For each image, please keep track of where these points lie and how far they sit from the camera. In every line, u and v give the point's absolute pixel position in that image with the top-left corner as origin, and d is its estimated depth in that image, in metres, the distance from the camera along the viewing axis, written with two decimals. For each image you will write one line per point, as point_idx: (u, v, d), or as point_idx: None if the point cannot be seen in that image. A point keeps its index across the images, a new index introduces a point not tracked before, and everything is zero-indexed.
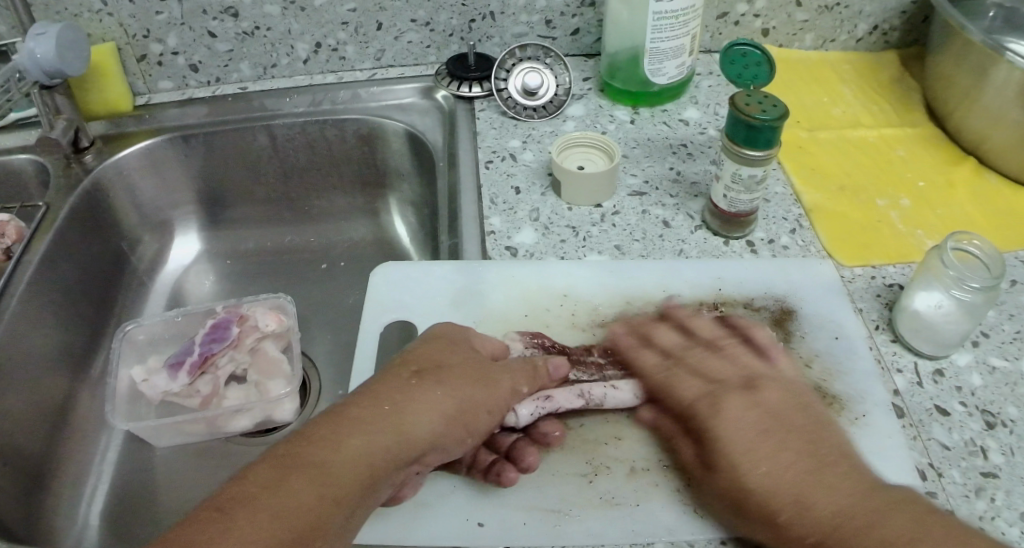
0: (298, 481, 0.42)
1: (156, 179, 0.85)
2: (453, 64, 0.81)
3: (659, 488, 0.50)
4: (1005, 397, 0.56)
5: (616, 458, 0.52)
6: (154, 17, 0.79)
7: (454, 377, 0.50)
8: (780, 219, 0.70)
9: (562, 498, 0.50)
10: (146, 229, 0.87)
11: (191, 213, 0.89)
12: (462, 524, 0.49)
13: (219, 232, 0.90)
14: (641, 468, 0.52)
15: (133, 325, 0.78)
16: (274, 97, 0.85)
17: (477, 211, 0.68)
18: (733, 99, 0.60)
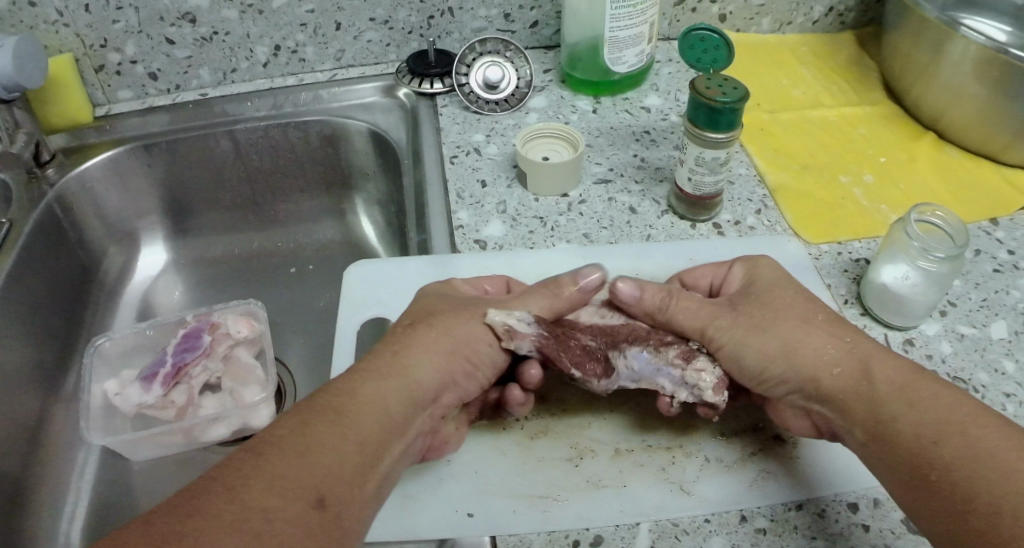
0: (305, 457, 0.41)
1: (121, 189, 0.84)
2: (413, 61, 0.81)
3: (643, 468, 0.51)
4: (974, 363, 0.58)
5: (599, 440, 0.52)
6: (111, 26, 0.79)
7: (435, 340, 0.50)
8: (745, 200, 0.70)
9: (548, 484, 0.50)
10: (112, 241, 0.85)
11: (157, 223, 0.88)
12: (451, 516, 0.49)
13: (186, 241, 0.89)
14: (625, 449, 0.52)
15: (104, 338, 0.77)
16: (235, 101, 0.84)
17: (445, 206, 0.68)
18: (693, 83, 0.61)
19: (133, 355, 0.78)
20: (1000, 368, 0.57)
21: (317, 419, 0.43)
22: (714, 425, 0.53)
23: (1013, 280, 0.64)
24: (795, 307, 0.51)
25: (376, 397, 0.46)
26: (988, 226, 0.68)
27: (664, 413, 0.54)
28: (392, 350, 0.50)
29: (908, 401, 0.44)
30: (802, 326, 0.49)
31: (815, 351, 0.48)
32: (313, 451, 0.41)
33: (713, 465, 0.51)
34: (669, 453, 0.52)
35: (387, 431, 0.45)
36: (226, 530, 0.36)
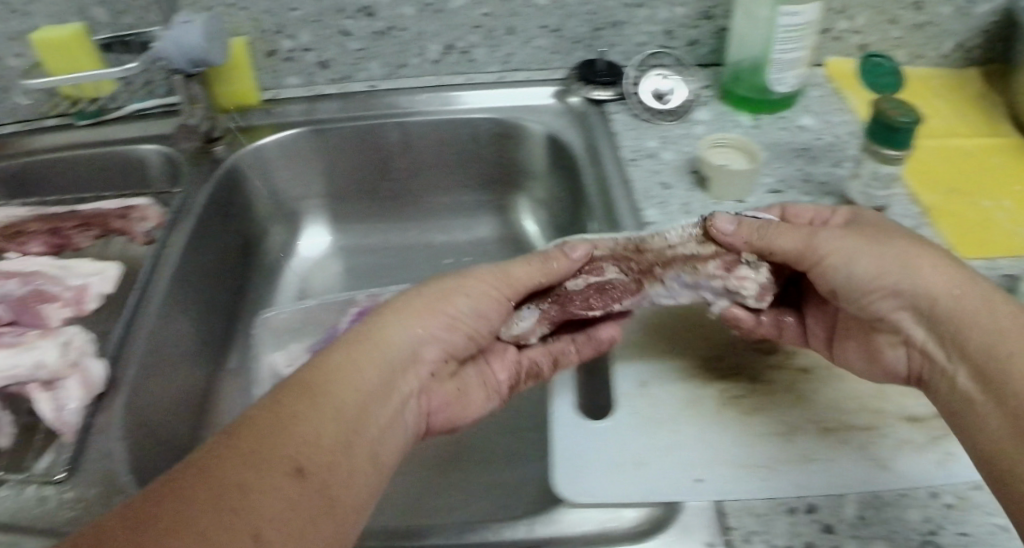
0: (245, 438, 0.42)
1: (290, 171, 0.87)
2: (584, 68, 0.84)
3: (848, 446, 0.55)
4: None
5: (802, 420, 0.57)
6: (289, 13, 0.82)
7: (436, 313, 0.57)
8: (901, 217, 0.76)
9: (762, 458, 0.54)
10: (278, 221, 0.89)
11: (319, 208, 0.91)
12: (679, 481, 0.53)
13: (343, 227, 0.92)
14: (829, 429, 0.56)
15: (274, 311, 0.81)
16: (405, 95, 0.87)
17: (634, 205, 0.73)
18: (875, 104, 0.67)
19: (301, 330, 0.80)
20: None
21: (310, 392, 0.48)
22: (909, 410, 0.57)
23: None
24: (898, 242, 0.53)
25: (366, 366, 0.51)
26: None
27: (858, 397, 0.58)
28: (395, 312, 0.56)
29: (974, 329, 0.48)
30: (900, 259, 0.52)
31: (936, 283, 0.51)
32: (318, 397, 0.47)
33: (913, 443, 0.54)
34: (869, 432, 0.55)
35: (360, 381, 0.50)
36: (264, 516, 0.39)
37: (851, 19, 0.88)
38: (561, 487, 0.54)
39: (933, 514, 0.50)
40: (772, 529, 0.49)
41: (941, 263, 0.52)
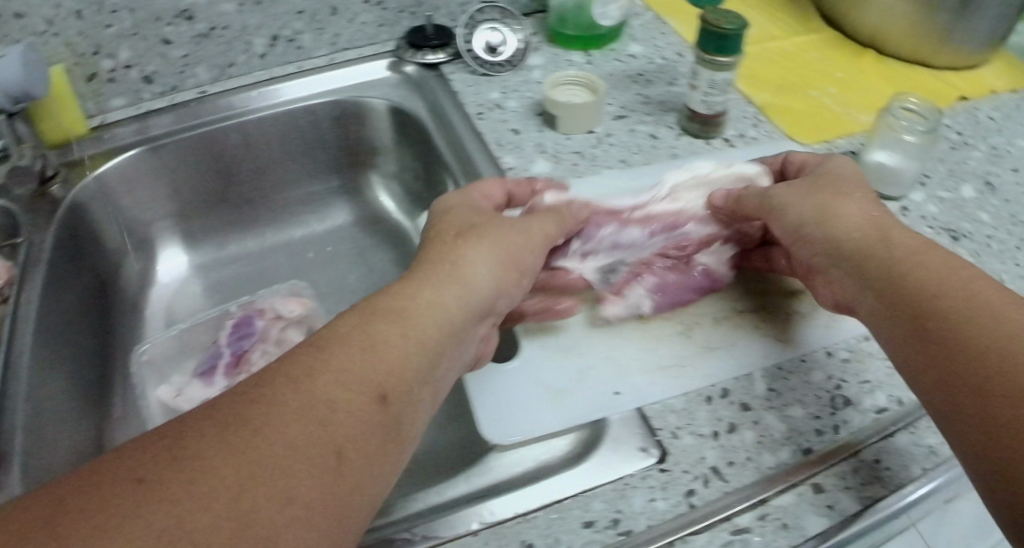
0: (320, 373, 0.42)
1: (291, 175, 0.92)
2: (412, 36, 0.87)
3: (742, 328, 0.59)
4: (959, 218, 0.69)
5: (698, 315, 0.60)
6: (104, 31, 0.80)
7: (496, 229, 0.55)
8: (663, 45, 0.89)
9: (675, 355, 0.57)
10: (332, 195, 0.95)
11: (332, 190, 0.95)
12: (598, 396, 0.55)
13: (353, 200, 0.95)
14: (723, 319, 0.59)
15: (145, 345, 0.83)
16: (239, 95, 0.88)
17: (489, 154, 0.73)
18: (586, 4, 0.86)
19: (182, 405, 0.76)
20: (977, 218, 0.69)
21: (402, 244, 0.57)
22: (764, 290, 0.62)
23: (965, 153, 0.77)
24: (853, 202, 0.56)
25: (512, 224, 0.56)
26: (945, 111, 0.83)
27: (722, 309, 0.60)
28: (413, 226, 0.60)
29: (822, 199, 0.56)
30: (879, 240, 0.52)
31: (889, 249, 0.51)
32: (486, 235, 0.54)
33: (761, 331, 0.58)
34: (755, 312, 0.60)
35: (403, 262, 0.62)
36: (219, 503, 0.35)
37: None
38: (489, 430, 0.54)
39: (815, 386, 0.55)
40: (695, 421, 0.53)
41: (862, 207, 0.55)
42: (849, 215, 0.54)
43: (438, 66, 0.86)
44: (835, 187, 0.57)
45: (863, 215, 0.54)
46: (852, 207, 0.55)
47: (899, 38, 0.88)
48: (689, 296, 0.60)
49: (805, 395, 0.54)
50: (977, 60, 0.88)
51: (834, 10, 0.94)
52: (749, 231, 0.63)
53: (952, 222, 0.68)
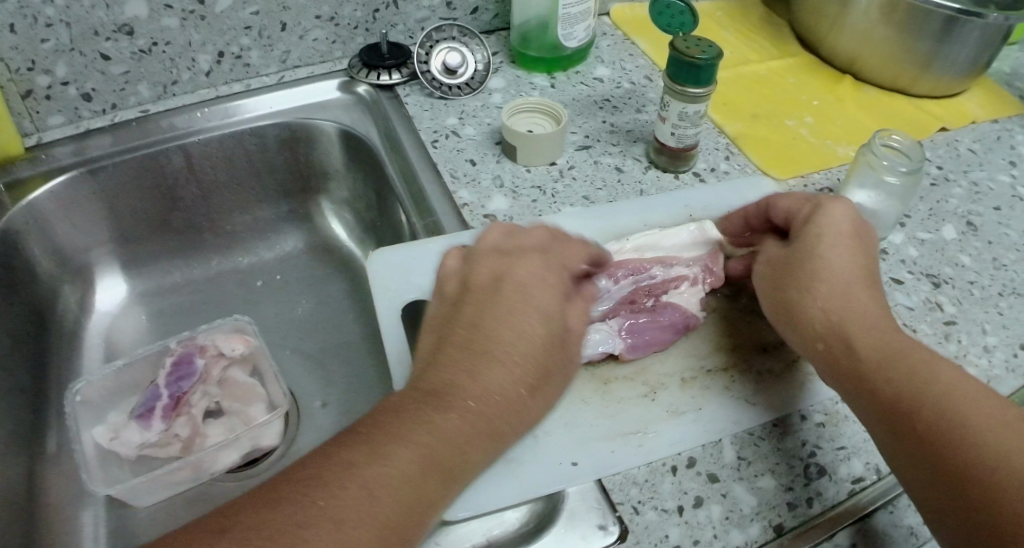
0: (399, 435, 0.42)
1: (243, 196, 0.87)
2: (366, 54, 0.84)
3: (710, 389, 0.54)
4: (939, 261, 0.66)
5: (665, 374, 0.55)
6: (39, 46, 0.71)
7: (537, 298, 0.49)
8: (632, 69, 0.87)
9: (637, 421, 0.52)
10: (288, 221, 0.90)
11: (280, 215, 0.89)
12: (560, 468, 0.50)
13: (305, 226, 0.90)
14: (690, 378, 0.55)
15: (80, 385, 0.71)
16: (182, 114, 0.81)
17: (443, 188, 0.69)
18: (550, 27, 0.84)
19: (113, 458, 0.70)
20: (959, 262, 0.66)
21: (471, 303, 0.49)
22: (756, 342, 0.58)
23: (947, 190, 0.73)
24: (842, 263, 0.53)
25: (572, 350, 0.50)
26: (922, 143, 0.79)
27: (692, 362, 0.56)
28: (493, 260, 0.52)
29: (800, 278, 0.53)
30: (844, 318, 0.51)
31: (865, 342, 0.49)
32: (527, 310, 0.48)
33: (733, 392, 0.54)
34: (727, 372, 0.56)
35: (487, 241, 0.54)
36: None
37: None
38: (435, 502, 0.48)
39: (788, 453, 0.51)
40: (659, 495, 0.48)
41: (852, 287, 0.52)
42: (820, 298, 0.52)
43: (394, 86, 0.84)
44: (839, 241, 0.54)
45: (835, 281, 0.52)
46: (829, 281, 0.52)
47: (880, 63, 0.84)
48: (667, 337, 0.56)
49: (777, 464, 0.50)
50: (958, 87, 0.85)
51: (809, 32, 0.91)
52: (715, 282, 0.60)
53: (933, 268, 0.65)
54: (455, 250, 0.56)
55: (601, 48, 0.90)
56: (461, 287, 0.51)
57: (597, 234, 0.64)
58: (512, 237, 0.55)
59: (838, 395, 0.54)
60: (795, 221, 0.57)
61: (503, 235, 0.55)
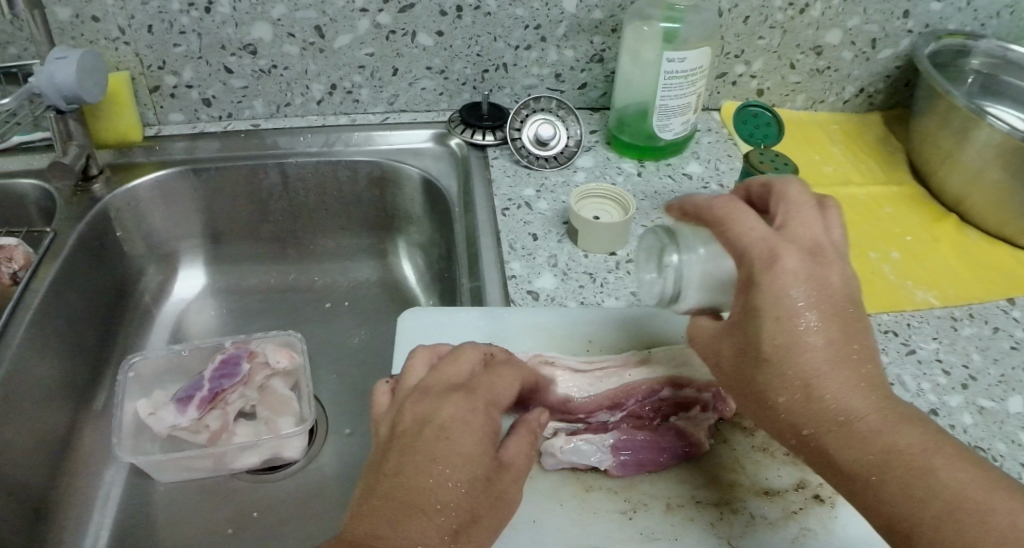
0: None
1: (330, 219, 0.91)
2: (467, 112, 0.87)
3: (694, 523, 0.55)
4: (994, 434, 0.63)
5: (651, 495, 0.56)
6: (172, 49, 0.80)
7: (462, 423, 0.47)
8: (725, 169, 0.84)
9: (606, 535, 0.54)
10: (368, 252, 0.93)
11: (363, 243, 0.93)
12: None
13: (382, 260, 0.93)
14: (676, 505, 0.56)
15: (139, 358, 0.78)
16: (287, 135, 0.88)
17: (497, 256, 0.72)
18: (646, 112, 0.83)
19: (144, 435, 0.75)
20: (1018, 440, 0.62)
21: (395, 451, 0.46)
22: (759, 484, 0.57)
23: None
24: (801, 354, 0.45)
25: (505, 493, 0.46)
26: (1005, 305, 0.75)
27: (682, 490, 0.57)
28: (416, 401, 0.49)
29: (777, 371, 0.46)
30: (809, 403, 0.45)
31: (858, 404, 0.44)
32: (449, 436, 0.46)
33: (716, 533, 0.54)
34: (718, 509, 0.56)
35: (414, 382, 0.52)
36: None
37: (748, 63, 0.92)
38: None
39: None
40: None
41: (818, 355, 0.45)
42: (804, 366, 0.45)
43: (486, 146, 0.86)
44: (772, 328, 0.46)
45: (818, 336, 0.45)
46: (800, 344, 0.45)
47: (987, 209, 0.82)
48: (662, 459, 0.58)
49: None
50: None
51: (921, 163, 0.90)
52: (723, 411, 0.60)
53: (984, 440, 0.62)
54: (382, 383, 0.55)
55: (699, 143, 0.88)
56: (389, 432, 0.48)
57: (625, 342, 0.65)
58: (436, 370, 0.52)
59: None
60: (753, 264, 0.47)
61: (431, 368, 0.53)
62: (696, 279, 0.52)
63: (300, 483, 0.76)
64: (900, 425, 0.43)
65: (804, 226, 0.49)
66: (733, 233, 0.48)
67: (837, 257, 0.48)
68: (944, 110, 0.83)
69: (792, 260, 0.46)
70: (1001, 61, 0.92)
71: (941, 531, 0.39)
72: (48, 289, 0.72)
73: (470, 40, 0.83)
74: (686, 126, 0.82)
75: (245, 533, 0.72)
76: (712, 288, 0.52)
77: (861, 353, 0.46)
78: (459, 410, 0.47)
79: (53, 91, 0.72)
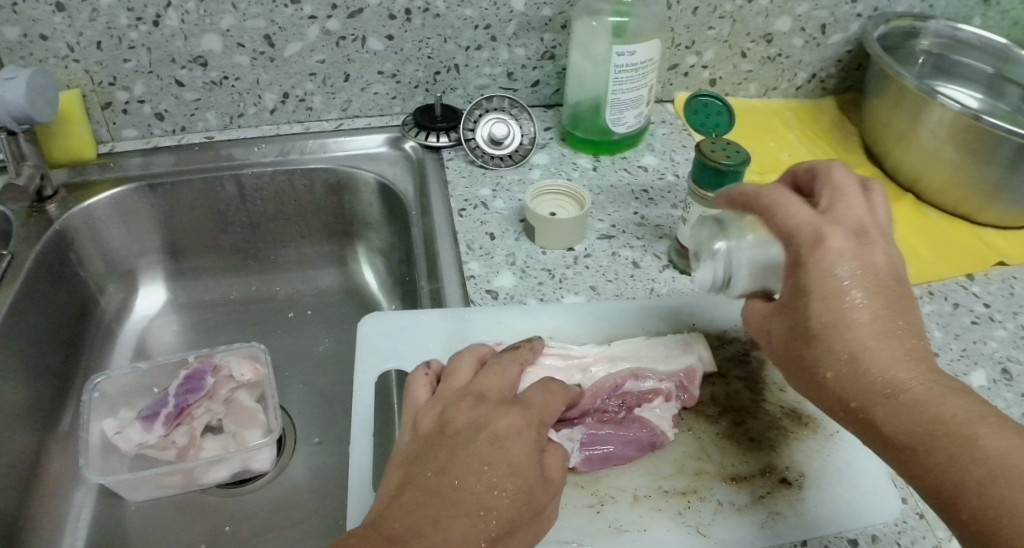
0: None
1: (290, 229, 0.91)
2: (419, 115, 0.87)
3: (661, 512, 0.55)
4: None
5: (618, 488, 0.57)
6: (121, 65, 0.80)
7: (517, 438, 0.48)
8: (681, 160, 0.85)
9: (575, 530, 0.54)
10: (329, 259, 0.93)
11: (325, 251, 0.93)
12: None
13: (344, 266, 0.93)
14: (643, 495, 0.56)
15: (101, 378, 0.77)
16: (241, 146, 0.87)
17: (455, 258, 0.72)
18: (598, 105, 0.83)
19: (110, 455, 0.74)
20: None
21: (444, 450, 0.47)
22: (725, 470, 0.58)
23: (987, 331, 0.71)
24: (851, 326, 0.47)
25: (545, 510, 0.48)
26: (964, 281, 0.76)
27: (651, 481, 0.57)
28: (470, 405, 0.51)
29: (825, 346, 0.47)
30: (853, 374, 0.46)
31: (906, 376, 0.45)
32: (503, 451, 0.47)
33: (687, 523, 0.55)
34: (685, 497, 0.56)
35: (460, 384, 0.54)
36: None
37: (700, 54, 0.93)
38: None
39: None
40: None
41: (867, 326, 0.47)
42: (851, 338, 0.46)
43: (441, 149, 0.86)
44: (820, 302, 0.47)
45: (867, 310, 0.47)
46: (850, 317, 0.47)
47: (942, 189, 0.84)
48: (629, 452, 0.58)
49: None
50: None
51: (876, 146, 0.91)
52: (686, 400, 0.61)
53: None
54: (426, 366, 0.57)
55: (654, 136, 0.89)
56: (435, 430, 0.49)
57: (584, 336, 0.65)
58: (485, 377, 0.54)
59: (797, 539, 0.54)
60: (800, 244, 0.49)
61: (480, 374, 0.55)
62: (745, 265, 0.55)
63: (273, 495, 0.76)
64: (947, 395, 0.44)
65: (847, 208, 0.51)
66: (779, 217, 0.50)
67: (881, 238, 0.50)
68: (896, 92, 0.84)
69: (837, 240, 0.48)
70: (949, 41, 0.94)
71: (984, 495, 0.40)
72: (7, 313, 0.71)
73: (420, 42, 0.83)
74: (639, 118, 0.82)
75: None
76: (761, 274, 0.55)
77: (907, 327, 0.47)
78: (511, 425, 0.49)
79: (4, 112, 0.71)
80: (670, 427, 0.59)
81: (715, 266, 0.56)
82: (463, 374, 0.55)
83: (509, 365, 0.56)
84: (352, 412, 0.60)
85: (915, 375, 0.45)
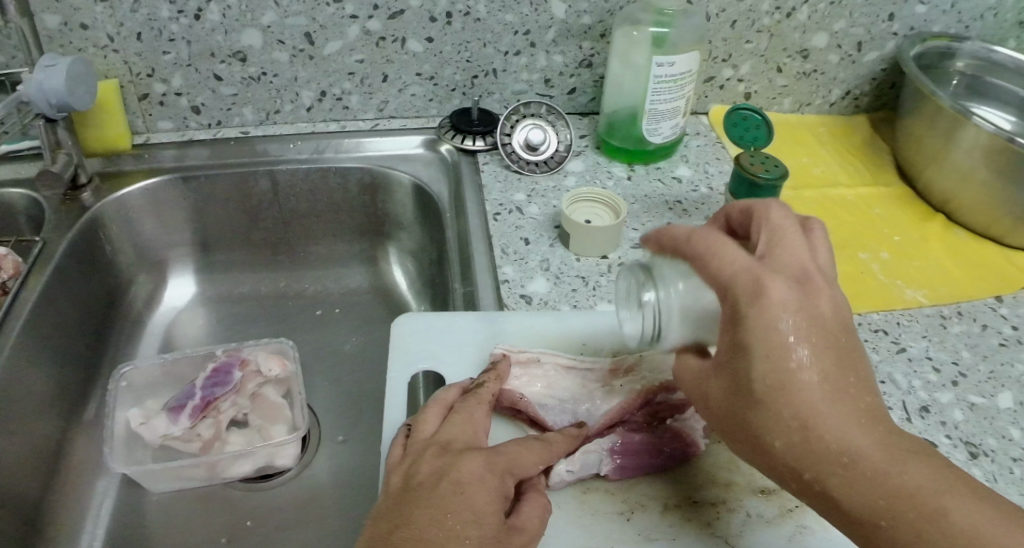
0: None
1: (321, 226, 0.91)
2: (456, 118, 0.87)
3: (692, 522, 0.55)
4: (985, 430, 0.63)
5: (648, 496, 0.57)
6: (161, 57, 0.80)
7: (477, 485, 0.46)
8: (715, 172, 0.85)
9: (605, 536, 0.54)
10: (358, 258, 0.93)
11: (354, 250, 0.93)
12: None
13: (373, 266, 0.93)
14: (673, 505, 0.56)
15: (130, 368, 0.78)
16: (276, 142, 0.88)
17: (490, 261, 0.72)
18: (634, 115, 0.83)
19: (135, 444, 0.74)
20: (1009, 435, 0.63)
21: (408, 503, 0.45)
22: (755, 483, 0.57)
23: (1016, 354, 0.70)
24: (805, 390, 0.43)
25: None
26: (994, 303, 0.76)
27: (680, 491, 0.57)
28: (434, 453, 0.48)
29: (770, 411, 0.44)
30: (807, 444, 0.43)
31: (860, 440, 0.43)
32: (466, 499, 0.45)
33: (716, 533, 0.54)
34: (715, 509, 0.56)
35: (428, 432, 0.52)
36: None
37: (736, 67, 0.92)
38: None
39: None
40: None
41: (821, 390, 0.44)
42: (804, 404, 0.43)
43: (476, 152, 0.86)
44: (769, 364, 0.44)
45: (817, 371, 0.44)
46: (803, 381, 0.43)
47: (973, 208, 0.83)
48: (661, 462, 0.58)
49: None
50: None
51: (908, 164, 0.90)
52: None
53: (977, 436, 0.63)
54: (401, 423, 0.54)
55: (689, 147, 0.89)
56: (402, 483, 0.48)
57: (619, 345, 0.65)
58: (450, 423, 0.51)
59: None
60: (737, 297, 0.45)
61: (446, 422, 0.52)
62: (676, 314, 0.51)
63: (293, 491, 0.76)
64: (905, 461, 0.42)
65: (790, 254, 0.47)
66: (718, 268, 0.46)
67: (825, 283, 0.47)
68: (930, 112, 0.84)
69: (781, 292, 0.45)
70: (985, 62, 0.93)
71: None
72: (37, 298, 0.72)
73: (460, 46, 0.84)
74: (676, 128, 0.82)
75: (239, 541, 0.72)
76: (695, 321, 0.51)
77: (858, 385, 0.45)
78: (471, 470, 0.47)
79: (43, 99, 0.71)
80: (702, 438, 0.59)
81: (645, 319, 0.53)
82: (428, 424, 0.52)
83: (476, 408, 0.53)
84: (387, 411, 0.60)
85: (871, 441, 0.43)
